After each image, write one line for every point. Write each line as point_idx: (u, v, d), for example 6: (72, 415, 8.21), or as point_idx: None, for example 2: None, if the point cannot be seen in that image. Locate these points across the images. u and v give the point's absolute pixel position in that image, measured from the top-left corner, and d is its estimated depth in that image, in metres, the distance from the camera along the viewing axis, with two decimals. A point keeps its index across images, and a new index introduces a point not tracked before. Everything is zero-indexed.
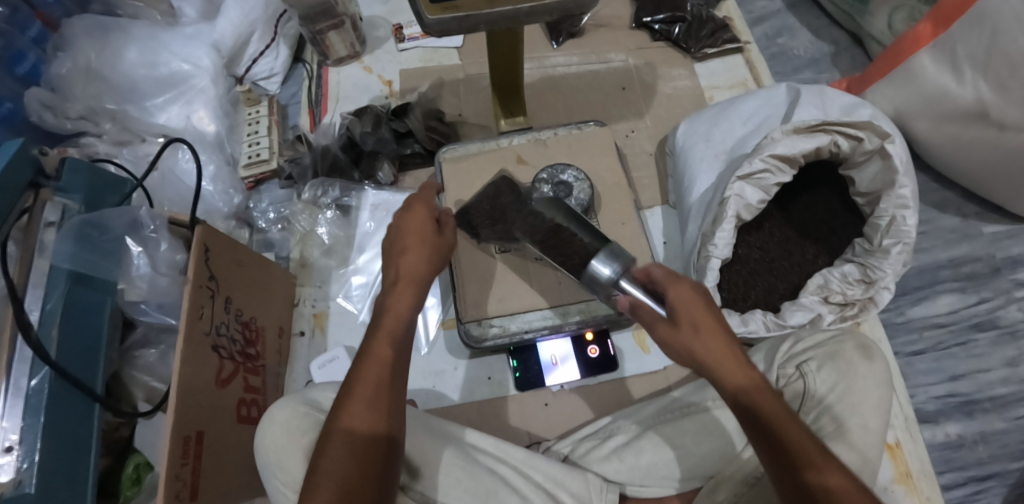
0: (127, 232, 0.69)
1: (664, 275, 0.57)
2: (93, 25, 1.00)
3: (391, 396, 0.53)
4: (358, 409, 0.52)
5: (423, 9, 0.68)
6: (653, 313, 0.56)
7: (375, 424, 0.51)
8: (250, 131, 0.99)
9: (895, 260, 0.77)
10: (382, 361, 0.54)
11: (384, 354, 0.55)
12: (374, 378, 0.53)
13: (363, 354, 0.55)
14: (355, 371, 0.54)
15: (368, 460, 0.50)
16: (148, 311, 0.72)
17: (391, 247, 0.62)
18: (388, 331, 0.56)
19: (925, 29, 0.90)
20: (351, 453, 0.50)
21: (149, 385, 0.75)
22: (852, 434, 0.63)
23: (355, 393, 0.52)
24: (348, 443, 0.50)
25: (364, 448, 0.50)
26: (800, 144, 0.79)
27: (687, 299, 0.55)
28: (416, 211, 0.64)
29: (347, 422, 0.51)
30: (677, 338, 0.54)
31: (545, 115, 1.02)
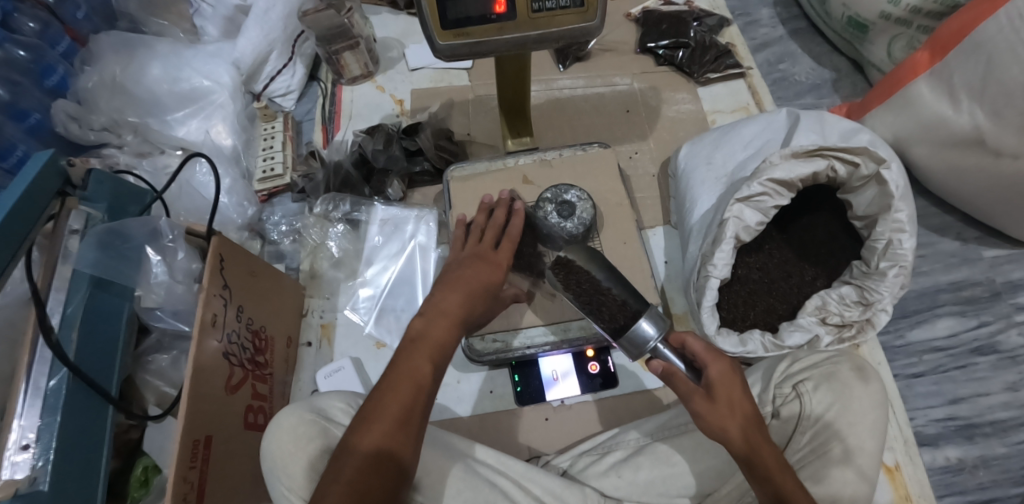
0: (147, 240, 0.72)
1: (705, 349, 0.59)
2: (121, 42, 1.04)
3: (419, 418, 0.55)
4: (386, 427, 0.53)
5: (435, 35, 0.71)
6: (691, 384, 0.58)
7: (399, 442, 0.53)
8: (265, 145, 1.02)
9: (892, 283, 0.78)
10: (419, 385, 0.56)
11: (420, 378, 0.57)
12: (409, 398, 0.55)
13: (401, 372, 0.57)
14: (386, 386, 0.56)
15: (384, 477, 0.52)
16: (163, 318, 0.75)
17: (447, 288, 0.65)
18: (429, 355, 0.58)
19: (922, 58, 0.93)
20: (377, 468, 0.52)
21: (160, 390, 0.76)
22: (848, 455, 0.65)
23: (386, 412, 0.54)
24: (370, 459, 0.52)
25: (386, 465, 0.52)
26: (798, 169, 0.81)
27: (726, 377, 0.58)
28: (478, 270, 0.67)
29: (373, 441, 0.53)
30: (713, 412, 0.57)
31: (551, 135, 1.05)
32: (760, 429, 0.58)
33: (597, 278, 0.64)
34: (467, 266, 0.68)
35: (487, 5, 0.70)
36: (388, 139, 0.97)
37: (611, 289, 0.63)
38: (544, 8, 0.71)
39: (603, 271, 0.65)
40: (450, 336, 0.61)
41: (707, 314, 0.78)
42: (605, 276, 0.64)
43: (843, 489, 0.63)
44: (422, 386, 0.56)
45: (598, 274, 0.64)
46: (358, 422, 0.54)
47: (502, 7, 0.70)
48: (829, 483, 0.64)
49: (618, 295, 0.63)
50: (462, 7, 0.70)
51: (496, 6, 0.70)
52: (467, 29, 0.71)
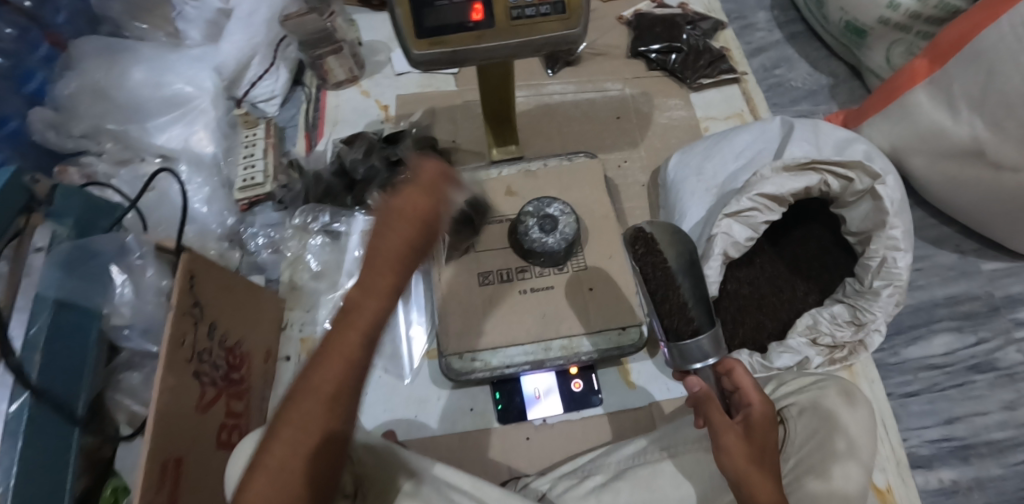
0: (113, 258, 0.70)
1: (752, 390, 0.64)
2: (102, 47, 1.02)
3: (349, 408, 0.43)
4: (313, 436, 0.41)
5: (410, 44, 0.69)
6: (723, 417, 0.62)
7: (332, 429, 0.42)
8: (246, 153, 0.98)
9: (885, 302, 0.75)
10: (350, 365, 0.43)
11: (353, 357, 0.43)
12: (339, 381, 0.42)
13: (325, 386, 0.42)
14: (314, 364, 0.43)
15: (318, 472, 0.42)
16: (131, 336, 0.72)
17: (376, 258, 0.45)
18: (364, 324, 0.43)
19: (921, 65, 0.89)
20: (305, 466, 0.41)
21: (131, 409, 0.73)
22: (851, 449, 0.63)
23: (309, 394, 0.42)
24: (302, 454, 0.41)
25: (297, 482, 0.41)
26: (789, 184, 0.78)
27: (763, 420, 0.62)
28: (399, 233, 0.45)
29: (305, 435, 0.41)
30: (738, 446, 0.60)
31: (538, 143, 1.02)
32: (776, 476, 0.59)
33: (673, 270, 0.66)
34: (394, 211, 0.46)
35: (464, 12, 0.68)
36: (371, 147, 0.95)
37: (681, 287, 0.65)
38: (523, 16, 0.68)
39: (680, 267, 0.66)
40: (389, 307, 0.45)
41: None
42: (679, 270, 0.66)
43: (849, 482, 0.61)
44: (356, 364, 0.43)
45: (675, 271, 0.66)
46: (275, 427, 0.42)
47: (479, 14, 0.68)
48: (836, 480, 0.61)
49: (684, 295, 0.65)
50: (438, 15, 0.68)
51: (473, 13, 0.68)
52: (444, 38, 0.69)
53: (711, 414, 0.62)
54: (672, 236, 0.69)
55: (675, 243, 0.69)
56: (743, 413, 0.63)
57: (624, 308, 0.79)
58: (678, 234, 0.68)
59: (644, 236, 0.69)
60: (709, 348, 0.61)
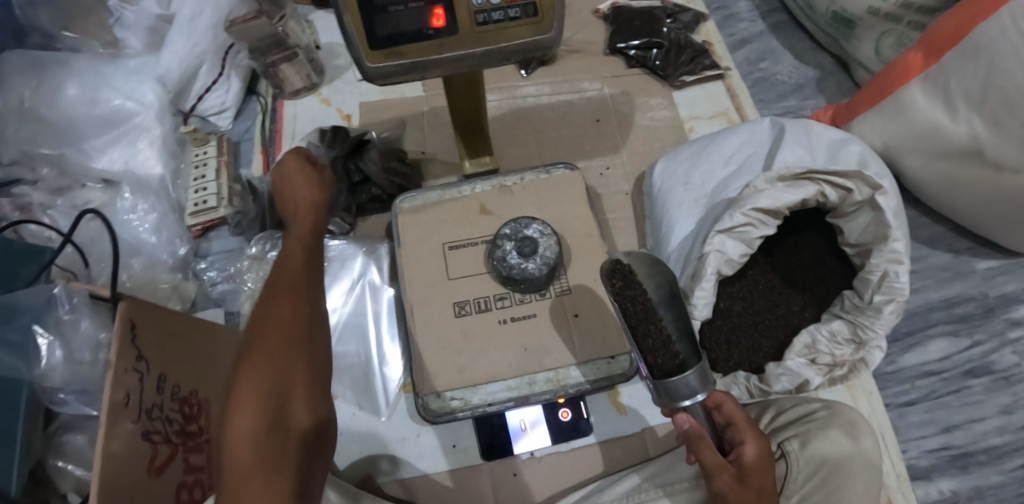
0: (35, 318, 0.62)
1: (744, 425, 0.59)
2: (29, 61, 0.92)
3: (307, 292, 0.55)
4: (284, 315, 0.52)
5: (363, 56, 0.62)
6: (719, 459, 0.56)
7: (298, 303, 0.54)
8: (197, 174, 0.90)
9: (888, 320, 0.71)
10: (295, 262, 0.58)
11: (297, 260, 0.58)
12: (290, 275, 0.56)
13: (279, 282, 0.55)
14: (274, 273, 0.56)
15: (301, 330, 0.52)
16: (68, 400, 0.63)
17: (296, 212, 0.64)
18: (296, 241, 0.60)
19: (916, 59, 0.85)
20: (286, 325, 0.52)
21: (77, 475, 0.65)
22: (852, 467, 0.64)
23: (274, 287, 0.55)
24: (278, 317, 0.52)
25: (281, 340, 0.51)
26: (785, 196, 0.72)
27: (759, 460, 0.57)
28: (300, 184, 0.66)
29: (278, 304, 0.53)
30: (739, 493, 0.55)
31: (513, 152, 0.96)
32: None
33: (654, 302, 0.57)
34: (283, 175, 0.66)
35: (422, 18, 0.60)
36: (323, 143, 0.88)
37: (663, 319, 0.56)
38: (490, 21, 0.61)
39: (661, 299, 0.58)
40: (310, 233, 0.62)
41: None
42: (659, 302, 0.58)
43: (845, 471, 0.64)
44: (305, 271, 0.57)
45: (655, 304, 0.57)
46: (251, 324, 0.52)
47: (440, 20, 0.61)
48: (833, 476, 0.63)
49: (667, 328, 0.56)
50: (393, 23, 0.61)
51: (433, 19, 0.60)
52: (402, 48, 0.62)
53: (704, 458, 0.56)
54: (650, 267, 0.61)
55: (655, 275, 0.60)
56: (736, 451, 0.58)
57: (613, 334, 0.73)
58: (658, 265, 0.59)
59: (622, 268, 0.60)
60: (697, 384, 0.52)
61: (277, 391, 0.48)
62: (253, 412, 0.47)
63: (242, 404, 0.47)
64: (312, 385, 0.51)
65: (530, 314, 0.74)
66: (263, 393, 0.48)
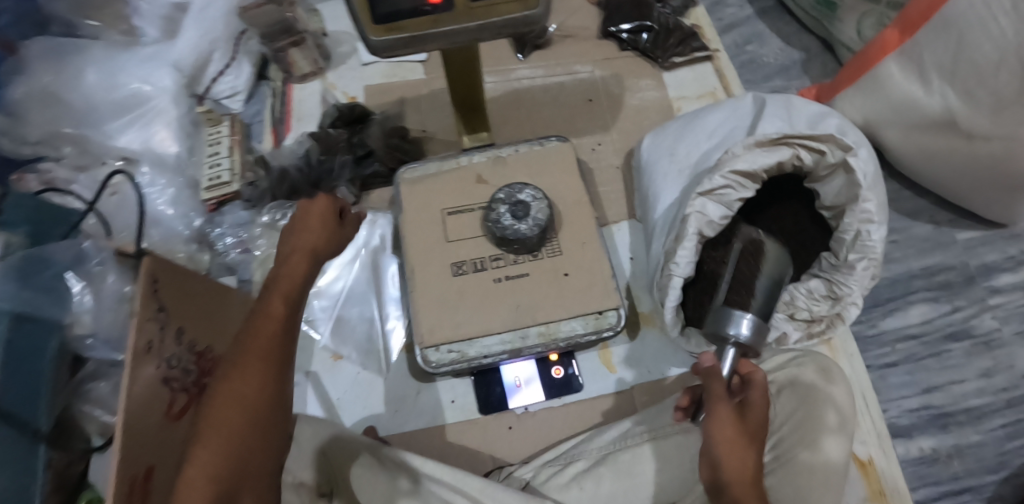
0: (71, 265, 0.69)
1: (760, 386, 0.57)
2: (51, 48, 0.98)
3: (278, 368, 0.51)
4: (245, 395, 0.49)
5: (366, 31, 0.67)
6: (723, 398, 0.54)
7: (263, 382, 0.50)
8: (211, 152, 0.96)
9: (861, 275, 0.74)
10: (276, 321, 0.52)
11: (278, 318, 0.53)
12: (266, 341, 0.51)
13: (250, 350, 0.50)
14: (246, 331, 0.52)
15: (257, 414, 0.49)
16: (96, 346, 0.70)
17: (292, 256, 0.57)
18: (282, 292, 0.54)
19: (892, 36, 0.89)
20: (243, 411, 0.48)
21: (102, 420, 0.71)
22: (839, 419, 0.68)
23: (246, 353, 0.50)
24: (240, 401, 0.49)
25: (237, 423, 0.48)
26: (761, 159, 0.77)
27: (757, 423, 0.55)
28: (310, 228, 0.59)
29: (242, 384, 0.49)
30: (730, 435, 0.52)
31: (509, 130, 1.01)
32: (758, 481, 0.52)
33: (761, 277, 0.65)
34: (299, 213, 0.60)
35: None
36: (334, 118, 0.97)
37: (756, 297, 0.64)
38: None
39: (766, 280, 0.65)
40: (304, 281, 0.56)
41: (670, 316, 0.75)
42: (764, 285, 0.65)
43: (828, 419, 0.68)
44: (283, 331, 0.53)
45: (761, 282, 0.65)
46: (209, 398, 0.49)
47: None
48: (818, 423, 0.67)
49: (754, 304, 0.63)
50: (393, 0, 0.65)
51: None
52: (401, 23, 0.67)
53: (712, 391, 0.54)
54: (779, 261, 0.67)
55: (776, 269, 0.66)
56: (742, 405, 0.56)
57: (601, 292, 0.77)
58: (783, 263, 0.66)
59: (757, 244, 0.69)
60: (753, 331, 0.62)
61: (229, 472, 0.47)
62: (205, 484, 0.45)
63: (203, 449, 0.47)
64: (262, 477, 0.49)
65: (522, 274, 0.78)
66: (218, 465, 0.46)
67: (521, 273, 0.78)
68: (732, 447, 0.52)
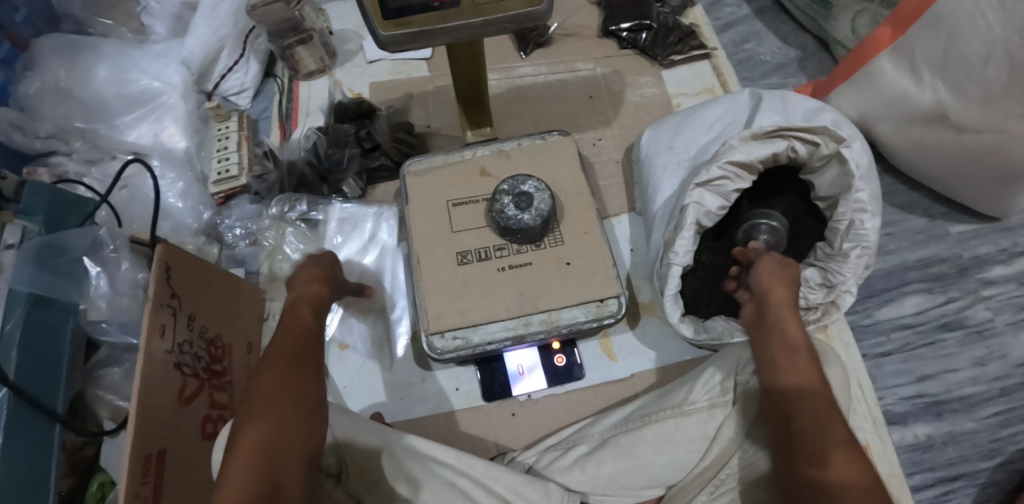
0: (86, 252, 0.70)
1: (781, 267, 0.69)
2: (63, 44, 1.00)
3: (310, 360, 0.56)
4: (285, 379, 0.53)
5: (376, 26, 0.70)
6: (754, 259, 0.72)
7: (299, 370, 0.55)
8: (219, 146, 0.97)
9: (855, 264, 0.77)
10: (303, 329, 0.60)
11: (303, 326, 0.60)
12: (298, 342, 0.58)
13: (281, 349, 0.56)
14: (277, 338, 0.58)
15: (295, 394, 0.53)
16: (110, 330, 0.73)
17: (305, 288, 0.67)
18: (303, 309, 0.63)
19: (884, 34, 0.91)
20: (282, 391, 0.52)
21: (114, 404, 0.74)
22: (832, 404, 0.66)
23: (279, 352, 0.56)
24: (279, 382, 0.53)
25: (279, 402, 0.52)
26: (757, 150, 0.79)
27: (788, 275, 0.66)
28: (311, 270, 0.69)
29: (279, 369, 0.54)
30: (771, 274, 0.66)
31: (512, 126, 1.03)
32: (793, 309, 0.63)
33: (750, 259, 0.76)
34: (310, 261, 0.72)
35: None
36: (341, 114, 0.99)
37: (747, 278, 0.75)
38: None
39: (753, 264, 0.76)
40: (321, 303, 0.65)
41: (670, 303, 0.77)
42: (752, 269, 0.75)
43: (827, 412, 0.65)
44: (310, 336, 0.60)
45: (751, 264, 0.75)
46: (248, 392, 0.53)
47: None
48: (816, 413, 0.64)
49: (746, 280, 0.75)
50: None
51: None
52: (408, 19, 0.69)
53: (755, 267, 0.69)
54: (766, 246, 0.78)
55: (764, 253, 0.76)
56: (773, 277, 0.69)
57: (602, 280, 0.79)
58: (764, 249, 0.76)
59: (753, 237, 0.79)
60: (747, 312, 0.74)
61: (276, 448, 0.49)
62: (254, 453, 0.48)
63: (251, 428, 0.49)
64: (305, 453, 0.51)
65: (524, 263, 0.80)
66: (264, 438, 0.49)
67: (524, 262, 0.80)
68: (787, 369, 0.58)
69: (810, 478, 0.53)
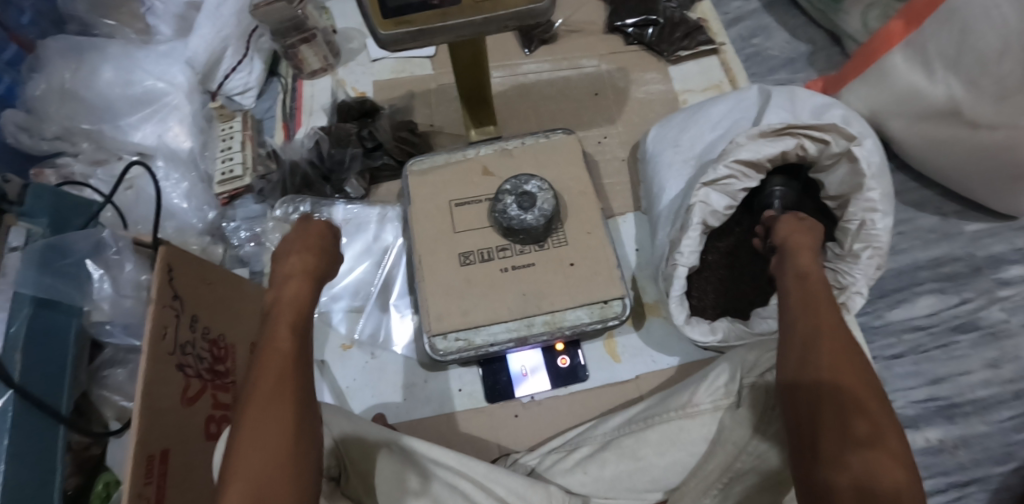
0: (89, 254, 0.71)
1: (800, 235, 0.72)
2: (69, 46, 1.00)
3: (295, 389, 0.49)
4: (264, 422, 0.47)
5: (375, 25, 0.69)
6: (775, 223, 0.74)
7: (280, 408, 0.48)
8: (224, 146, 0.98)
9: (866, 265, 0.75)
10: (281, 352, 0.51)
11: (282, 348, 0.51)
12: (277, 369, 0.50)
13: (256, 383, 0.49)
14: (254, 366, 0.51)
15: (277, 438, 0.47)
16: (113, 332, 0.73)
17: (290, 279, 0.57)
18: (284, 322, 0.53)
19: (897, 27, 0.89)
20: (263, 439, 0.46)
21: (118, 404, 0.74)
22: None
23: (257, 388, 0.49)
24: (258, 428, 0.47)
25: (261, 453, 0.46)
26: (765, 149, 0.77)
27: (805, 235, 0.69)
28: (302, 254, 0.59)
29: (256, 412, 0.47)
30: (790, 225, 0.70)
31: (516, 124, 1.02)
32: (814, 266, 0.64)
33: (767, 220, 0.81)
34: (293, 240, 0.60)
35: None
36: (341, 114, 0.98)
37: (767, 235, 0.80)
38: None
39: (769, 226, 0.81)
40: (308, 301, 0.56)
41: (675, 304, 0.76)
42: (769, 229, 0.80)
43: None
44: (291, 356, 0.51)
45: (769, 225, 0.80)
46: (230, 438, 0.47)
47: None
48: None
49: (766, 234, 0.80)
50: None
51: None
52: (408, 17, 0.68)
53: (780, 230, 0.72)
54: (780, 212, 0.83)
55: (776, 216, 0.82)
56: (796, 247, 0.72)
57: (605, 281, 0.78)
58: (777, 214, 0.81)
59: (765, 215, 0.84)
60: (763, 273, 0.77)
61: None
62: None
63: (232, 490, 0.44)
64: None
65: (528, 264, 0.79)
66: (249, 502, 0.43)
67: (527, 262, 0.80)
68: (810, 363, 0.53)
69: (828, 484, 0.48)
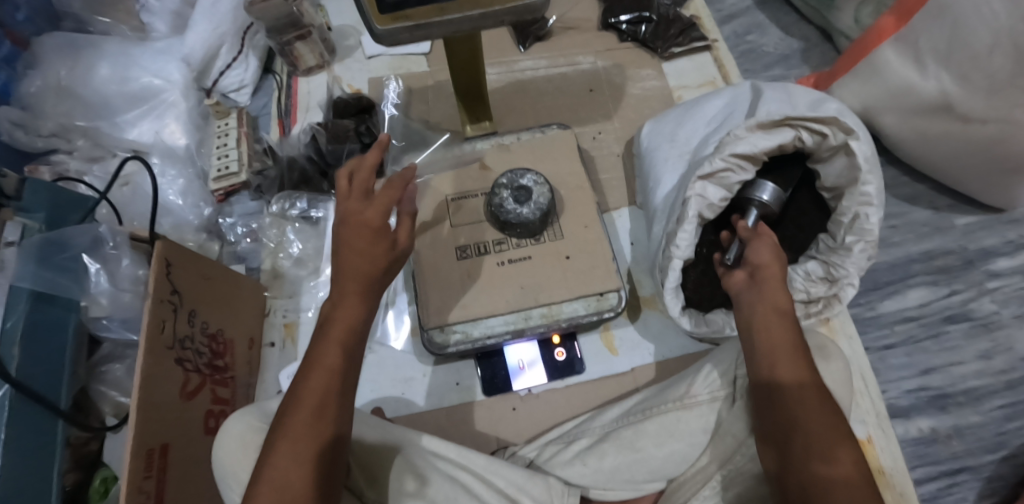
0: (87, 249, 0.70)
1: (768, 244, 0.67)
2: (65, 43, 1.00)
3: (334, 410, 0.51)
4: (303, 440, 0.49)
5: (373, 20, 0.69)
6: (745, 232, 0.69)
7: (319, 430, 0.50)
8: (219, 143, 0.98)
9: (858, 257, 0.76)
10: (329, 370, 0.52)
11: (331, 364, 0.52)
12: (322, 385, 0.51)
13: (300, 399, 0.50)
14: (301, 377, 0.52)
15: (309, 459, 0.49)
16: (110, 327, 0.74)
17: (345, 281, 0.55)
18: (337, 336, 0.53)
19: (889, 23, 0.90)
20: (299, 458, 0.48)
21: (116, 400, 0.76)
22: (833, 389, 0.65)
23: (300, 402, 0.50)
24: (297, 444, 0.49)
25: (293, 469, 0.48)
26: (761, 142, 0.78)
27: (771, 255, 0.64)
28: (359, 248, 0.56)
29: (298, 427, 0.49)
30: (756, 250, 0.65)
31: (513, 120, 1.02)
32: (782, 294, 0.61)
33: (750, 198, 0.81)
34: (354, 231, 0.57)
35: None
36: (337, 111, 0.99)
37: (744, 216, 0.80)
38: None
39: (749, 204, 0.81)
40: (362, 309, 0.55)
41: (670, 296, 0.77)
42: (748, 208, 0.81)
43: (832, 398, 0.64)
44: (337, 373, 0.52)
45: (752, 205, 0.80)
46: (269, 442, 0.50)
47: None
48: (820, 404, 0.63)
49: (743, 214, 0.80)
50: None
51: None
52: (406, 12, 0.69)
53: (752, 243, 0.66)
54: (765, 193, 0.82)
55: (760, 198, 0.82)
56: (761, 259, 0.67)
57: (602, 273, 0.79)
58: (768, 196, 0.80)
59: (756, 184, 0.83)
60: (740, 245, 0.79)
61: None
62: None
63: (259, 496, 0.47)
64: None
65: (524, 257, 0.80)
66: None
67: (524, 255, 0.80)
68: (784, 364, 0.56)
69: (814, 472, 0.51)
